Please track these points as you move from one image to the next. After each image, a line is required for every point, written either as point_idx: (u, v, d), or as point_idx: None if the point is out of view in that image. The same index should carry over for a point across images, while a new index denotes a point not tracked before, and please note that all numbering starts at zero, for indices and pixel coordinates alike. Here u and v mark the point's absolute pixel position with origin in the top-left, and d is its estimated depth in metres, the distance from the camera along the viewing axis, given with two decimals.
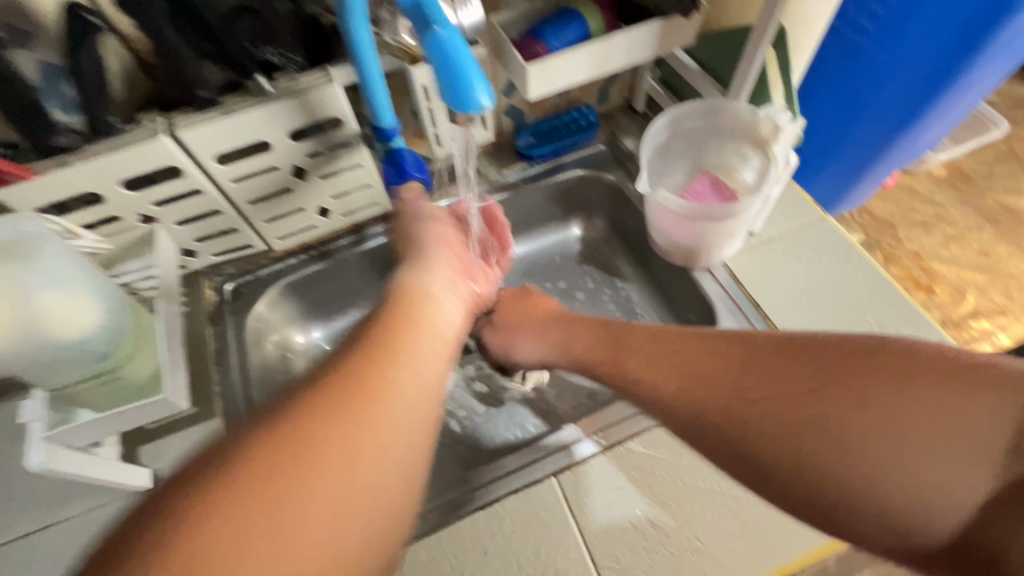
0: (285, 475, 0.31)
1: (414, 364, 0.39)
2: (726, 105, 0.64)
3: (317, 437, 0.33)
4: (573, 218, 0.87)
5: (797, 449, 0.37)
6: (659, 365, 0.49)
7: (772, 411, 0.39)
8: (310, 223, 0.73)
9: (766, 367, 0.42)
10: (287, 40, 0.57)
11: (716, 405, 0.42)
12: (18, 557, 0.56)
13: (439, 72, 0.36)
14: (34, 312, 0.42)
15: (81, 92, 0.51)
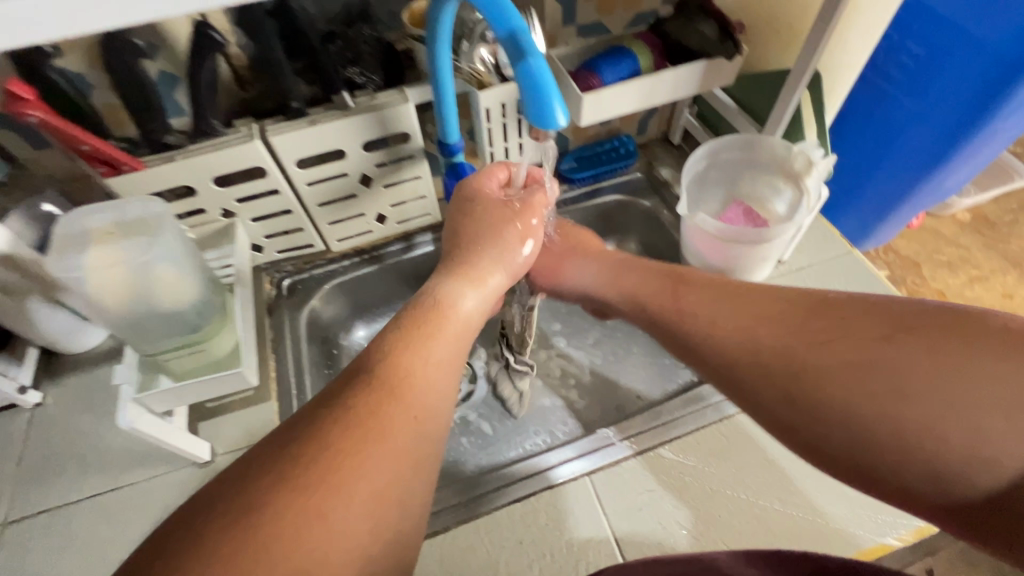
0: (338, 458, 0.34)
1: (434, 350, 0.45)
2: (764, 140, 0.68)
3: (347, 445, 0.35)
4: (607, 239, 0.93)
5: (847, 393, 0.39)
6: (720, 302, 0.50)
7: (830, 351, 0.41)
8: (367, 227, 0.78)
9: (838, 318, 0.43)
10: (369, 62, 0.64)
11: (769, 348, 0.44)
12: (99, 513, 0.62)
13: (523, 92, 0.40)
14: (149, 285, 0.46)
15: (194, 98, 0.57)
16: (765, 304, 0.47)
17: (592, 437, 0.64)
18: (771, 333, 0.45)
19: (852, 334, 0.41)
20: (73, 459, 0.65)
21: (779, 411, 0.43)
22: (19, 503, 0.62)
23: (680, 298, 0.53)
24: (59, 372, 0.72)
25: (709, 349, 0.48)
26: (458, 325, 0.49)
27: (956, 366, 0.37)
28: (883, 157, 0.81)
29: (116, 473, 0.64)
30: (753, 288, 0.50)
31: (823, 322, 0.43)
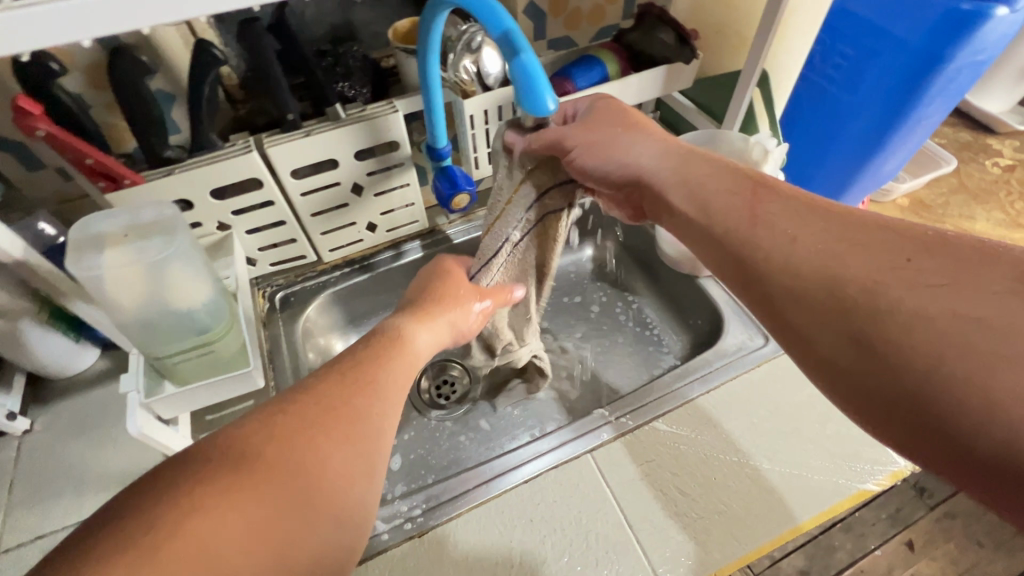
0: (313, 433, 0.41)
1: (396, 367, 0.51)
2: (724, 135, 0.75)
3: (321, 426, 0.41)
4: (586, 240, 0.98)
5: (941, 340, 0.33)
6: (805, 225, 0.42)
7: (932, 295, 0.34)
8: (358, 236, 0.81)
9: (950, 266, 0.36)
10: (358, 77, 0.68)
11: (849, 272, 0.38)
12: None
13: (518, 86, 0.44)
14: (161, 285, 0.47)
15: (192, 113, 0.59)
16: (853, 229, 0.40)
17: (586, 418, 0.67)
18: (856, 259, 0.38)
19: (967, 281, 0.34)
20: (69, 484, 0.64)
21: (843, 341, 0.37)
22: (12, 531, 0.60)
23: (761, 220, 0.44)
24: (49, 398, 0.71)
25: (780, 272, 0.41)
26: (413, 356, 0.54)
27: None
28: (829, 146, 0.89)
29: (115, 493, 0.63)
30: (846, 215, 0.42)
31: (929, 260, 0.36)
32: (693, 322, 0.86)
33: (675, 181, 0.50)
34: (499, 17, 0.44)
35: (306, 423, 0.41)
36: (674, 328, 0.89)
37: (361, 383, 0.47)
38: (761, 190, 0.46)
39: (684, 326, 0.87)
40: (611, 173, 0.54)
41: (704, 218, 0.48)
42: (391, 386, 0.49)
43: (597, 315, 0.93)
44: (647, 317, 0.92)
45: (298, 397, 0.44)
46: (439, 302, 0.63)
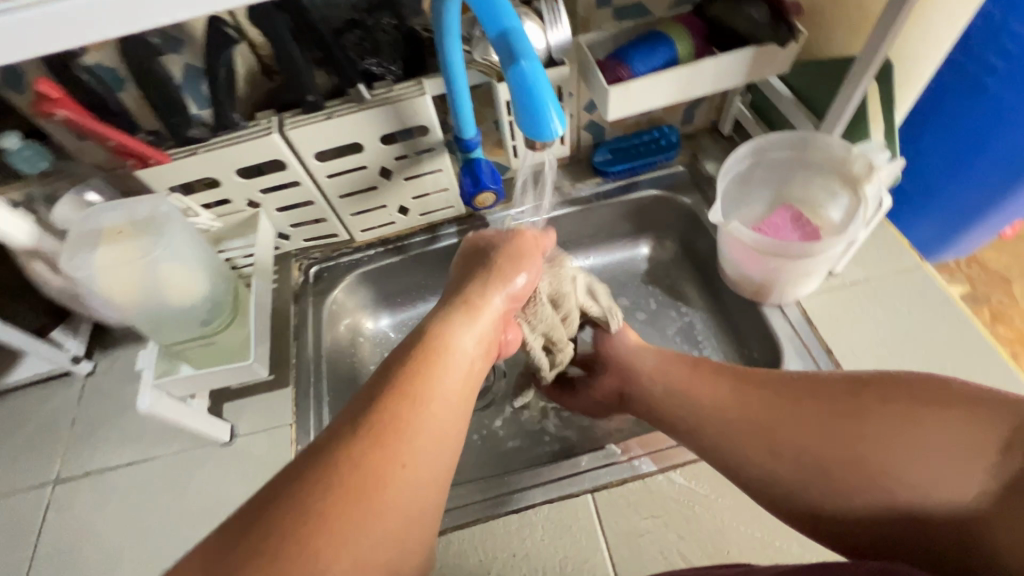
0: (329, 525, 0.34)
1: (434, 384, 0.43)
2: (817, 139, 0.62)
3: (332, 520, 0.34)
4: (642, 236, 0.86)
5: (821, 458, 0.45)
6: (713, 382, 0.54)
7: (804, 424, 0.47)
8: (390, 219, 0.78)
9: (810, 392, 0.48)
10: (388, 53, 0.62)
11: (772, 439, 0.48)
12: (125, 480, 0.66)
13: (519, 104, 0.40)
14: (155, 282, 0.51)
15: (213, 93, 0.58)
16: (750, 383, 0.52)
17: (596, 453, 0.60)
18: (771, 418, 0.49)
19: (823, 400, 0.47)
20: (115, 429, 0.70)
21: (810, 502, 0.46)
22: (72, 463, 0.69)
23: (696, 396, 0.54)
24: (110, 344, 0.77)
25: (705, 422, 0.53)
26: (458, 367, 0.45)
27: (927, 421, 0.42)
28: (962, 164, 0.73)
29: (145, 445, 0.68)
30: (736, 374, 0.54)
31: (805, 397, 0.48)
32: (751, 354, 0.74)
33: (650, 363, 0.61)
34: (499, 13, 0.40)
35: (341, 478, 0.36)
36: (723, 352, 0.77)
37: (380, 438, 0.39)
38: (693, 364, 0.58)
39: (739, 354, 0.76)
40: (619, 359, 0.65)
41: (669, 399, 0.57)
42: (441, 425, 0.42)
43: (642, 324, 0.83)
44: (699, 335, 0.80)
45: (321, 455, 0.37)
46: (486, 287, 0.53)
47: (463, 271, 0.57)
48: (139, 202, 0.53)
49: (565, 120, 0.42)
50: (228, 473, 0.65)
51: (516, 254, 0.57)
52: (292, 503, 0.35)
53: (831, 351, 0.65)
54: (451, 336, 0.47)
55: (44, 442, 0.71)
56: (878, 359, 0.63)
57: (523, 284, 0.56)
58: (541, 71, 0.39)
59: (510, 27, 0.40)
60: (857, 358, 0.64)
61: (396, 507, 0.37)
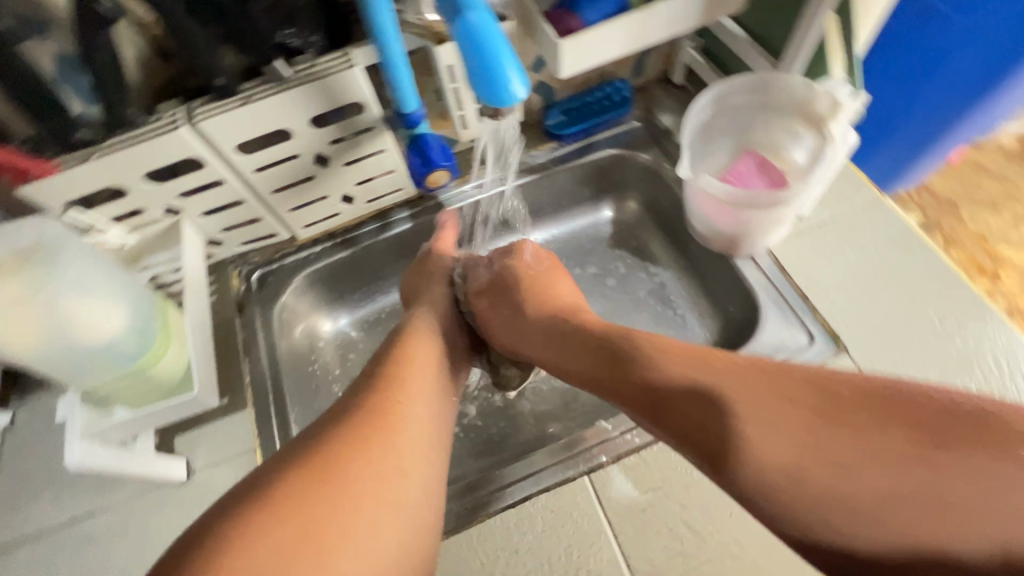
0: (342, 472, 0.44)
1: (415, 374, 0.56)
2: (779, 79, 0.60)
3: (348, 467, 0.44)
4: (604, 199, 0.83)
5: (872, 492, 0.35)
6: (734, 385, 0.44)
7: (854, 446, 0.37)
8: (334, 210, 0.70)
9: (867, 413, 0.38)
10: (306, 23, 0.53)
11: (810, 458, 0.38)
12: (67, 541, 0.58)
13: (473, 65, 0.40)
14: (65, 316, 0.45)
15: (99, 83, 0.49)
16: (770, 378, 0.43)
17: (586, 432, 0.58)
18: (798, 424, 0.39)
19: (883, 418, 0.38)
20: (47, 484, 0.61)
21: (860, 555, 0.35)
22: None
23: (697, 390, 0.45)
24: (27, 389, 0.67)
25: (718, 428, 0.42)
26: (430, 354, 0.59)
27: (1002, 470, 0.33)
28: (915, 93, 0.73)
29: (83, 499, 0.60)
30: (753, 367, 0.44)
31: (861, 415, 0.38)
32: (725, 308, 0.73)
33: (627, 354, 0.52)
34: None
35: (340, 456, 0.45)
36: (697, 309, 0.76)
37: (383, 410, 0.50)
38: (688, 356, 0.48)
39: (714, 309, 0.74)
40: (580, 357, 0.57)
41: (663, 400, 0.47)
42: (420, 408, 0.52)
43: (613, 291, 0.80)
44: (671, 294, 0.78)
45: (327, 433, 0.47)
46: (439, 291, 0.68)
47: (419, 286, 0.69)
48: (24, 226, 0.46)
49: (526, 80, 0.41)
50: (190, 514, 0.58)
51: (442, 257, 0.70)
52: (300, 470, 0.44)
53: (806, 296, 0.64)
54: (427, 322, 0.63)
55: None
56: (853, 299, 0.64)
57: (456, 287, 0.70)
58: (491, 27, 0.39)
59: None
60: (833, 300, 0.64)
61: (384, 468, 0.46)
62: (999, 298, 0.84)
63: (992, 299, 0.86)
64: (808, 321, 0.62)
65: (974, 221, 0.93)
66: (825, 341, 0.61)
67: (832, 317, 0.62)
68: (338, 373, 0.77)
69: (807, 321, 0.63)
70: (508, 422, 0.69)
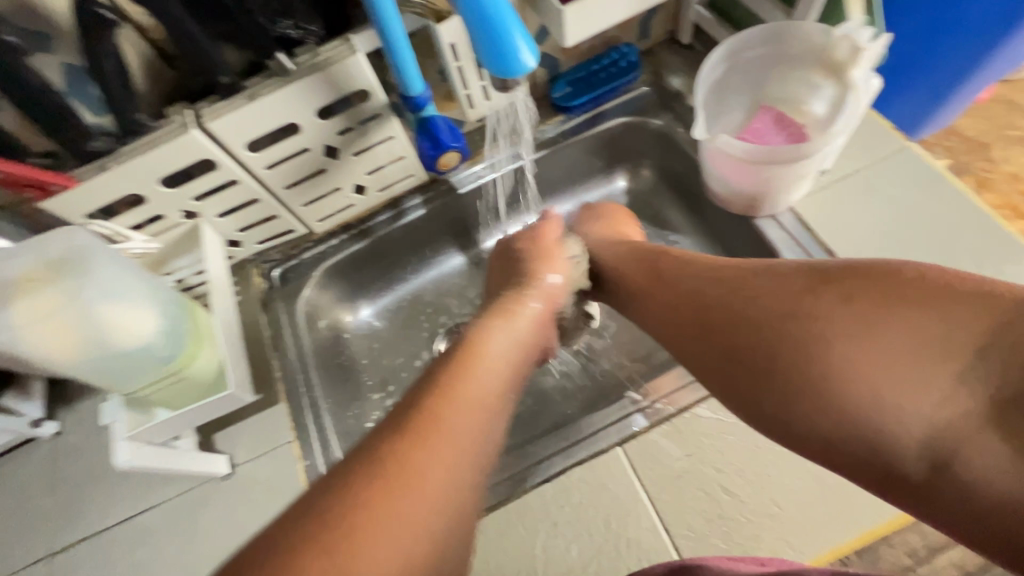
0: (383, 486, 0.33)
1: (481, 371, 0.44)
2: (794, 27, 0.57)
3: (390, 483, 0.34)
4: (617, 169, 0.81)
5: (765, 337, 0.41)
6: (690, 274, 0.51)
7: (764, 303, 0.43)
8: (348, 202, 0.70)
9: (786, 278, 0.43)
10: (304, 13, 0.52)
11: (728, 319, 0.44)
12: (123, 539, 0.61)
13: (481, 39, 0.39)
14: (101, 325, 0.46)
15: (106, 92, 0.50)
16: (735, 273, 0.47)
17: (615, 405, 0.58)
18: (748, 311, 0.43)
19: (799, 278, 0.42)
20: (100, 486, 0.63)
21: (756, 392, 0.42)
22: (61, 532, 0.62)
23: (673, 295, 0.51)
24: (73, 397, 0.69)
25: (671, 308, 0.51)
26: (494, 358, 0.46)
27: (897, 313, 0.36)
28: (940, 33, 0.70)
29: (134, 499, 0.62)
30: (720, 268, 0.49)
31: (779, 280, 0.43)
32: None
33: (629, 266, 0.59)
34: None
35: (379, 474, 0.34)
36: None
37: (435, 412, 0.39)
38: (673, 264, 0.54)
39: None
40: (598, 268, 0.63)
41: (643, 297, 0.55)
42: (468, 440, 0.38)
43: None
44: None
45: (338, 480, 0.34)
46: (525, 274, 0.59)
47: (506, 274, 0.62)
48: (51, 239, 0.47)
49: (534, 48, 0.40)
50: (236, 506, 0.60)
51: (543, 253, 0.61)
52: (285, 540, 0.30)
53: (833, 252, 0.62)
54: (487, 340, 0.47)
55: (23, 516, 0.63)
56: (882, 249, 0.62)
57: (555, 283, 0.59)
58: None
59: None
60: (863, 254, 0.62)
61: (405, 536, 0.32)
62: None
63: None
64: None
65: (1007, 161, 0.89)
66: None
67: None
68: (366, 363, 0.77)
69: None
70: (536, 399, 0.70)
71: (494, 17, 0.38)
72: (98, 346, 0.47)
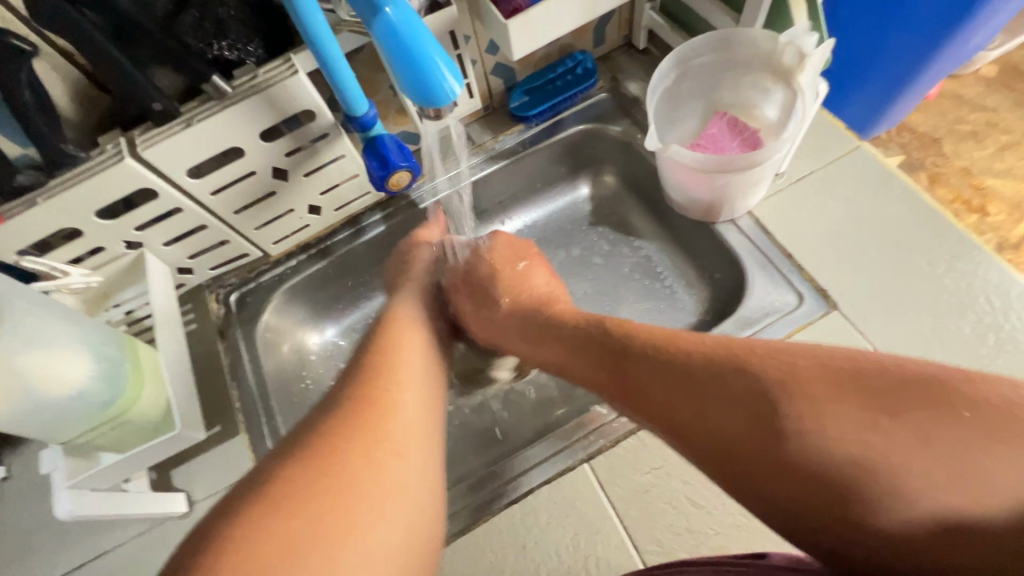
0: (333, 451, 0.42)
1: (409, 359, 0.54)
2: (742, 34, 0.58)
3: (340, 452, 0.42)
4: (580, 176, 0.81)
5: (817, 485, 0.37)
6: (682, 381, 0.45)
7: (804, 441, 0.38)
8: (303, 222, 0.68)
9: (815, 407, 0.38)
10: (239, 33, 0.51)
11: (760, 455, 0.39)
12: None
13: (405, 71, 0.38)
14: (29, 375, 0.44)
15: (27, 124, 0.47)
16: (741, 392, 0.42)
17: (582, 420, 0.57)
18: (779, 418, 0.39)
19: (836, 406, 0.38)
20: (51, 533, 0.60)
21: (824, 542, 0.37)
22: None
23: (658, 383, 0.47)
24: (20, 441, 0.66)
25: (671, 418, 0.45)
26: (413, 332, 0.58)
27: (960, 444, 0.34)
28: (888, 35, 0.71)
29: (87, 544, 0.59)
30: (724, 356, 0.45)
31: (809, 410, 0.38)
32: (713, 275, 0.71)
33: (546, 352, 0.58)
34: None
35: (329, 453, 0.42)
36: (687, 279, 0.74)
37: (375, 393, 0.48)
38: (647, 343, 0.50)
39: (703, 278, 0.73)
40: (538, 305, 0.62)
41: (621, 385, 0.50)
42: (410, 430, 0.47)
43: (599, 269, 0.79)
44: (658, 266, 0.76)
45: (280, 469, 0.41)
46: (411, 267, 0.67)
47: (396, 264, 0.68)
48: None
49: (460, 74, 0.40)
50: None
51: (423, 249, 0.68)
52: (231, 528, 0.37)
53: (793, 255, 0.63)
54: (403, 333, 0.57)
55: None
56: (840, 252, 0.62)
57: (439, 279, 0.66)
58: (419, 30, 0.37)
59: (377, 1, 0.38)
60: (821, 257, 0.62)
61: (381, 525, 0.39)
62: (988, 232, 0.83)
63: (981, 235, 0.84)
64: (797, 279, 0.61)
65: (959, 155, 0.91)
66: (814, 298, 0.60)
67: (820, 275, 0.61)
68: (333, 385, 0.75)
69: (795, 278, 0.61)
70: (504, 414, 0.69)
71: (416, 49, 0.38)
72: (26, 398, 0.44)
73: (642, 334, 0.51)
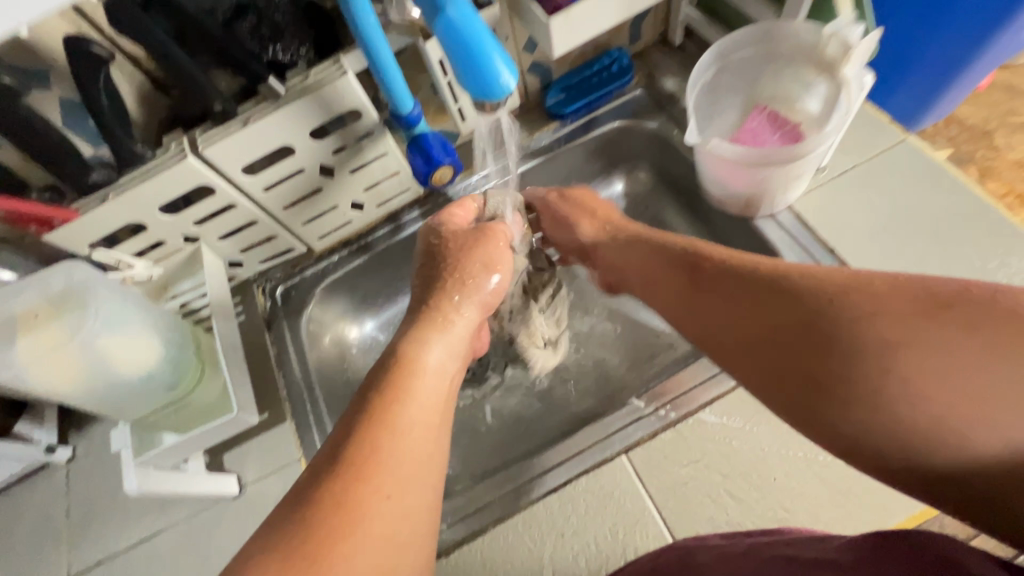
0: (327, 533, 0.33)
1: (421, 406, 0.43)
2: (784, 26, 0.57)
3: (327, 533, 0.34)
4: (614, 172, 0.81)
5: (786, 361, 0.41)
6: (706, 293, 0.49)
7: (782, 325, 0.42)
8: (346, 218, 0.71)
9: (795, 299, 0.42)
10: (291, 36, 0.54)
11: (753, 339, 0.44)
12: (138, 561, 0.61)
13: (464, 72, 0.40)
14: (102, 356, 0.49)
15: (100, 125, 0.50)
16: (747, 291, 0.45)
17: (619, 413, 0.58)
18: (806, 321, 0.40)
19: (814, 294, 0.41)
20: (115, 509, 0.64)
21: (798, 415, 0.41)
22: (77, 557, 0.63)
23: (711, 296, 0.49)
24: (85, 423, 0.70)
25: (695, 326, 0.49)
26: (433, 382, 0.46)
27: (929, 323, 0.35)
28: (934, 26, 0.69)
29: (148, 521, 0.63)
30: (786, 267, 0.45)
31: (791, 297, 0.42)
32: None
33: (636, 266, 0.58)
34: None
35: (317, 530, 0.34)
36: None
37: (378, 445, 0.39)
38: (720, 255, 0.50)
39: None
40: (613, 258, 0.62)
41: (670, 307, 0.53)
42: (406, 516, 0.37)
43: None
44: None
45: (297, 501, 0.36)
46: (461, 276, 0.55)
47: (440, 259, 0.57)
48: (53, 275, 0.48)
49: (514, 70, 0.41)
50: (247, 525, 0.61)
51: (484, 258, 0.57)
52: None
53: (834, 250, 0.62)
54: (420, 353, 0.47)
55: (41, 542, 0.64)
56: (884, 246, 0.61)
57: (494, 287, 0.56)
58: (480, 32, 0.39)
59: (444, 2, 0.39)
60: (865, 251, 0.61)
61: None
62: None
63: None
64: None
65: (1011, 148, 0.88)
66: None
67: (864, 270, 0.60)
68: None
69: None
70: (541, 406, 0.70)
71: (476, 49, 0.39)
72: (96, 374, 0.49)
73: (696, 251, 0.53)
